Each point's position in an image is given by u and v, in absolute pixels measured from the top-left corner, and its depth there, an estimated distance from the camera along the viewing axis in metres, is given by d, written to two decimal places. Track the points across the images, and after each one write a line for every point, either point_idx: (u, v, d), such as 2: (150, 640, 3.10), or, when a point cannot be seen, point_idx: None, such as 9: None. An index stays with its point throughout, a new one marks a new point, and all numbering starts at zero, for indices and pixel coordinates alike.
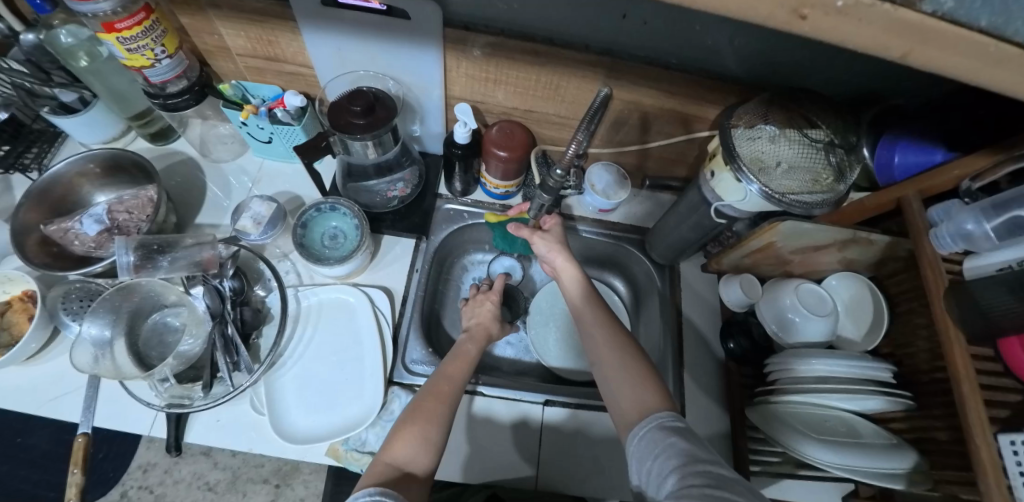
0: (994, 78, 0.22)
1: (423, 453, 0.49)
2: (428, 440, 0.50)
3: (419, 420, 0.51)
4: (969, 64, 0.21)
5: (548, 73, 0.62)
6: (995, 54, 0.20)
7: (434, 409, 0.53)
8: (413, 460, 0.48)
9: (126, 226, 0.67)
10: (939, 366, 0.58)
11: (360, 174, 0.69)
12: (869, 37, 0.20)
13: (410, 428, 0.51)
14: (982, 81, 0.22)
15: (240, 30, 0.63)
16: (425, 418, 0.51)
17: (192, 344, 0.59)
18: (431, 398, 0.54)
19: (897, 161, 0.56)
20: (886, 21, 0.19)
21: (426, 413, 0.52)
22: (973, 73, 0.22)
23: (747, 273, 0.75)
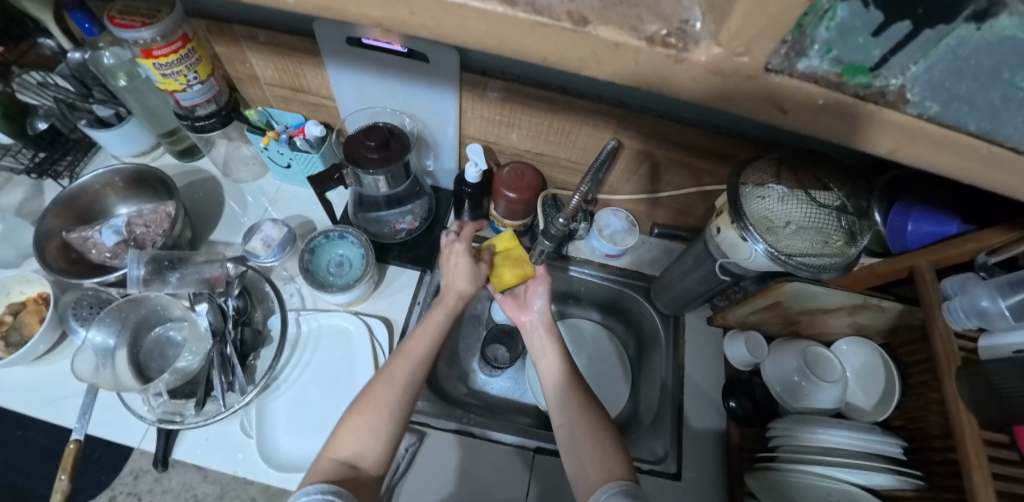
0: (988, 178, 0.20)
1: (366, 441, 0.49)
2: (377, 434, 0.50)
3: (367, 410, 0.51)
4: (965, 166, 0.20)
5: (560, 120, 0.63)
6: (986, 155, 0.19)
7: (383, 398, 0.52)
8: (365, 454, 0.49)
9: (143, 238, 0.70)
10: (952, 445, 0.55)
11: (371, 204, 0.71)
12: (865, 135, 0.20)
13: (361, 418, 0.51)
14: (984, 184, 0.21)
15: (270, 61, 0.67)
16: (376, 407, 0.51)
17: (190, 360, 0.60)
18: (380, 384, 0.53)
19: (910, 229, 0.55)
20: (872, 119, 0.19)
21: (376, 400, 0.52)
22: (969, 174, 0.21)
23: (754, 331, 0.73)
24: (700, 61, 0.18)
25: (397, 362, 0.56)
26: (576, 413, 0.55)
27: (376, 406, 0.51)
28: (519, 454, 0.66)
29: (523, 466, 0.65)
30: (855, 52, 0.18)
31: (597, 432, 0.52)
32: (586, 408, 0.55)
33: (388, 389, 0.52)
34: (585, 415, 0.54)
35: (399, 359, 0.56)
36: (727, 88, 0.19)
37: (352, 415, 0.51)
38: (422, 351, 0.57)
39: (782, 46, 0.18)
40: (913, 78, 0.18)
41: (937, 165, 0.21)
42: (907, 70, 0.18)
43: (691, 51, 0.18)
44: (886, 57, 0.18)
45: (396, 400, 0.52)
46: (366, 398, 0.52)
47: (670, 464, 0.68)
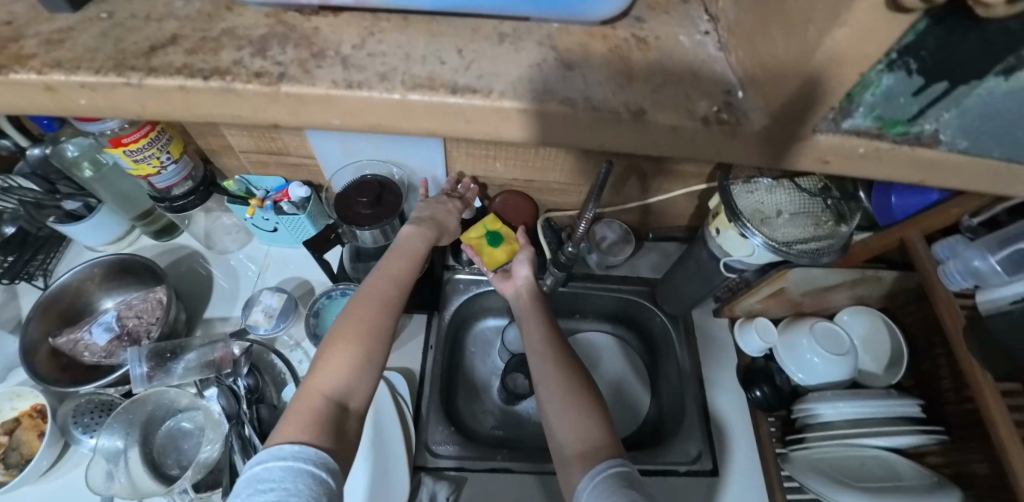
0: None
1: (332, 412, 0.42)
2: (349, 368, 0.45)
3: (326, 367, 0.45)
4: None
5: (546, 147, 0.63)
6: None
7: (341, 361, 0.46)
8: (340, 386, 0.44)
9: (136, 331, 0.68)
10: (968, 399, 0.57)
11: (368, 254, 0.68)
12: (901, 166, 0.31)
13: (328, 366, 0.45)
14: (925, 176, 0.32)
15: (244, 131, 0.65)
16: (331, 370, 0.45)
17: (211, 449, 0.58)
18: (320, 370, 0.45)
19: (896, 202, 0.57)
20: None
21: (336, 358, 0.46)
22: None
23: (761, 316, 0.73)
24: (753, 130, 0.31)
25: (347, 326, 0.48)
26: (557, 378, 0.50)
27: (335, 369, 0.45)
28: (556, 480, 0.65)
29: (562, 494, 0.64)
30: (895, 112, 0.28)
31: (577, 401, 0.47)
32: (566, 373, 0.50)
33: (343, 355, 0.46)
34: (567, 382, 0.49)
35: (363, 306, 0.50)
36: (791, 118, 0.29)
37: (312, 367, 0.46)
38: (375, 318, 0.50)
39: (833, 114, 0.29)
40: (945, 125, 0.28)
41: None
42: (940, 119, 0.28)
43: (745, 125, 0.31)
44: (921, 111, 0.27)
45: (355, 365, 0.46)
46: (325, 351, 0.47)
47: (705, 462, 0.68)
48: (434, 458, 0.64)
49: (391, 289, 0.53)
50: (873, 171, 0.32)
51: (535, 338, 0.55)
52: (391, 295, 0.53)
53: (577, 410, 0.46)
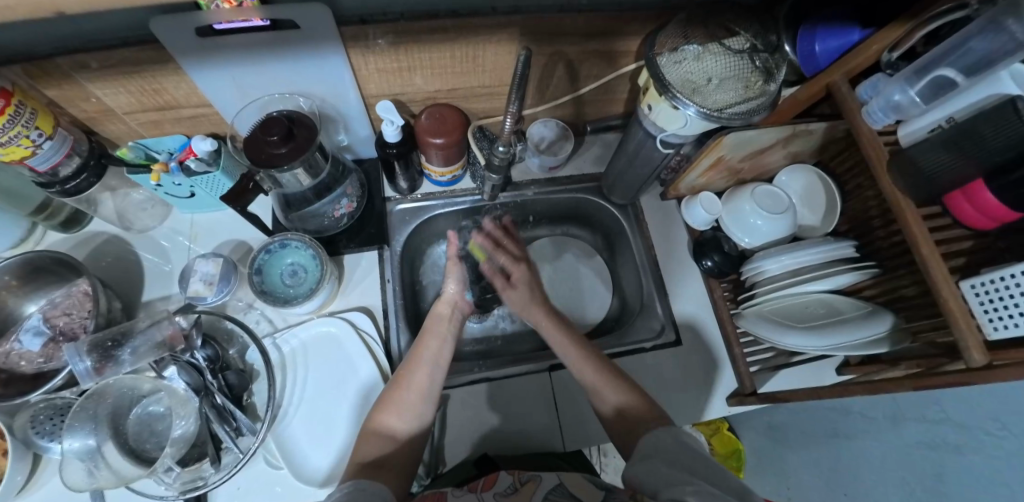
0: None
1: (387, 443, 0.52)
2: (395, 431, 0.53)
3: (391, 410, 0.54)
4: None
5: (461, 46, 0.59)
6: None
7: (402, 400, 0.55)
8: (400, 427, 0.53)
9: (70, 329, 0.61)
10: (894, 230, 0.62)
11: (299, 201, 0.65)
12: None
13: (394, 404, 0.54)
14: None
15: (117, 86, 0.57)
16: (397, 407, 0.54)
17: (185, 425, 0.54)
18: (401, 389, 0.55)
19: (819, 50, 0.56)
20: None
21: (396, 402, 0.54)
22: None
23: (705, 191, 0.75)
24: None
25: (412, 364, 0.57)
26: (593, 375, 0.58)
27: (401, 408, 0.54)
28: (538, 380, 0.69)
29: (546, 389, 0.68)
30: None
31: (608, 377, 0.58)
32: (598, 367, 0.59)
33: (404, 393, 0.55)
34: (601, 370, 0.58)
35: (414, 356, 0.58)
36: None
37: (377, 411, 0.54)
38: (433, 354, 0.58)
39: None
40: None
41: None
42: None
43: None
44: None
45: (418, 398, 0.55)
46: (399, 383, 0.56)
47: (669, 334, 0.74)
48: None
49: (435, 343, 0.60)
50: None
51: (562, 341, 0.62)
52: (435, 349, 0.59)
53: (613, 387, 0.56)
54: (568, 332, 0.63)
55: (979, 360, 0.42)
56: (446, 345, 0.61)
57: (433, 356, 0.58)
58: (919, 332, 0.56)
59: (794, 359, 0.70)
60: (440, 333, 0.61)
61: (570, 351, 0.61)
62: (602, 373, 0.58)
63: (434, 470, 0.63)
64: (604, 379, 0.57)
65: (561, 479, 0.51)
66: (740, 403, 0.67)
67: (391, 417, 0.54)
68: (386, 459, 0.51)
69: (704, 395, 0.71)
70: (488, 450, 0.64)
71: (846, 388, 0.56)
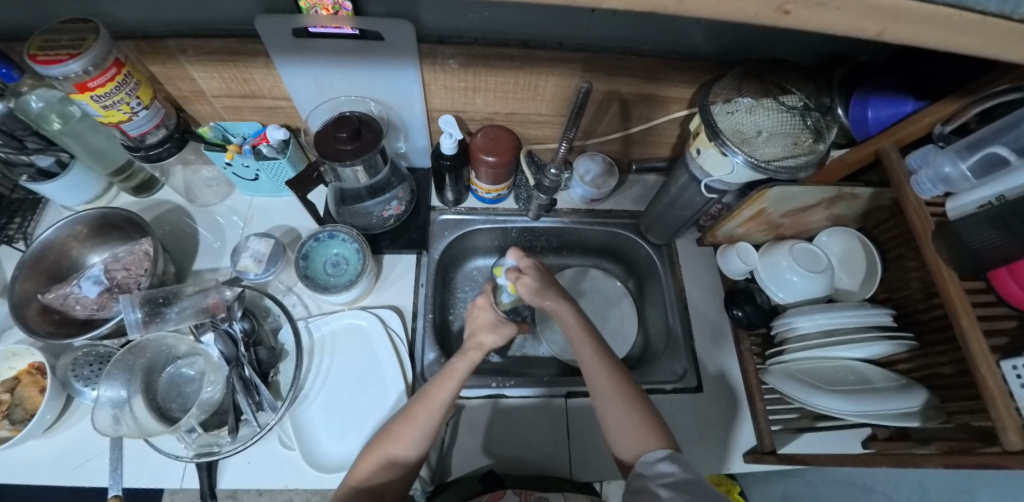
0: (960, 42, 0.22)
1: (388, 471, 0.51)
2: (394, 458, 0.51)
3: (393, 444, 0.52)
4: (937, 35, 0.21)
5: (526, 75, 0.63)
6: (960, 23, 0.21)
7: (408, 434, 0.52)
8: (409, 451, 0.52)
9: (126, 283, 0.65)
10: (935, 304, 0.60)
11: (354, 197, 0.70)
12: (847, 22, 0.21)
13: (397, 434, 0.52)
14: (953, 48, 0.22)
15: (212, 71, 0.63)
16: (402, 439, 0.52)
17: (212, 390, 0.57)
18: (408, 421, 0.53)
19: (871, 116, 0.57)
20: (862, 6, 0.20)
21: (399, 437, 0.52)
22: (942, 42, 0.22)
23: (742, 241, 0.76)
24: None
25: (422, 404, 0.54)
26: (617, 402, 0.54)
27: (403, 441, 0.52)
28: (552, 405, 0.68)
29: (559, 416, 0.68)
30: None
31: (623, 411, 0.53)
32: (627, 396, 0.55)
33: (411, 429, 0.53)
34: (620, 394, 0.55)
35: (426, 399, 0.54)
36: None
37: (374, 445, 0.52)
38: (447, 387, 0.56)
39: None
40: None
41: (913, 40, 0.22)
42: None
43: None
44: None
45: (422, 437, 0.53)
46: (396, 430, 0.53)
47: (690, 379, 0.73)
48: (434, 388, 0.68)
49: (450, 389, 0.56)
50: (830, 20, 0.21)
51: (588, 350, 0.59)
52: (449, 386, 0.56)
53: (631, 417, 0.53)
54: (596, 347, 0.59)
55: (1016, 443, 0.40)
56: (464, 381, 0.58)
57: (447, 400, 0.55)
58: (954, 413, 0.54)
59: (819, 424, 0.67)
60: (456, 377, 0.56)
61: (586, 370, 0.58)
62: (626, 403, 0.54)
63: (438, 478, 0.63)
64: (626, 409, 0.54)
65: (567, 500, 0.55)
66: (758, 462, 0.65)
67: (403, 433, 0.52)
68: (385, 485, 0.50)
69: (719, 447, 0.68)
70: (494, 464, 0.64)
71: (871, 458, 0.54)
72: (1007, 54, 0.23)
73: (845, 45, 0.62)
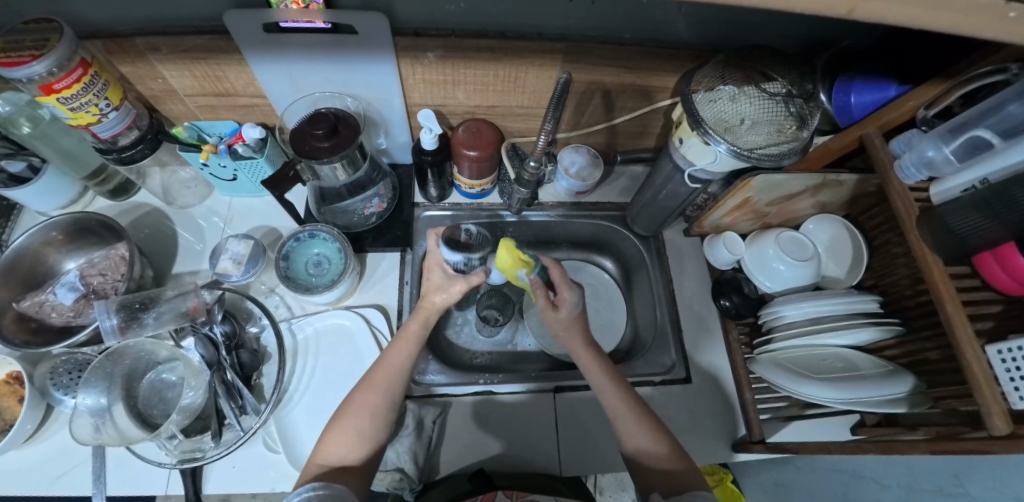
0: (932, 19, 0.21)
1: (350, 442, 0.51)
2: (362, 435, 0.51)
3: (358, 416, 0.51)
4: (909, 11, 0.20)
5: (505, 66, 0.62)
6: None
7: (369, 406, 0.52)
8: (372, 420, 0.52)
9: (102, 288, 0.63)
10: (922, 289, 0.60)
11: (334, 196, 0.69)
12: None
13: (355, 408, 0.52)
14: (928, 27, 0.21)
15: (183, 70, 0.61)
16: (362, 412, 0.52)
17: (194, 396, 0.56)
18: (368, 390, 0.53)
19: (855, 101, 0.56)
20: None
21: (359, 408, 0.52)
22: (914, 18, 0.21)
23: (729, 231, 0.75)
24: None
25: (378, 369, 0.55)
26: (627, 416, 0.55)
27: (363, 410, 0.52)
28: (541, 399, 0.68)
29: (548, 411, 0.67)
30: None
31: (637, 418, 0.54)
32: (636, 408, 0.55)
33: (370, 395, 0.53)
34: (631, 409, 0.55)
35: (382, 365, 0.55)
36: None
37: (339, 417, 0.52)
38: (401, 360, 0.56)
39: None
40: None
41: (884, 17, 0.21)
42: None
43: None
44: None
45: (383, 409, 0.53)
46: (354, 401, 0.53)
47: (679, 371, 0.73)
48: (421, 386, 0.68)
49: (407, 352, 0.56)
50: None
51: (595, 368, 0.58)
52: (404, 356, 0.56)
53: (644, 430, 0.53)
54: (592, 351, 0.59)
55: (1003, 428, 0.40)
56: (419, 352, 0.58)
57: (403, 365, 0.55)
58: (941, 398, 0.54)
59: (808, 412, 0.67)
60: (411, 340, 0.57)
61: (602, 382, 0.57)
62: (637, 414, 0.55)
63: (426, 477, 0.62)
64: (636, 421, 0.54)
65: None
66: (746, 452, 0.65)
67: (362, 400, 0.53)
68: (350, 461, 0.50)
69: (710, 438, 0.68)
70: (483, 461, 0.64)
71: (859, 446, 0.54)
72: (990, 35, 0.22)
73: (829, 29, 0.61)
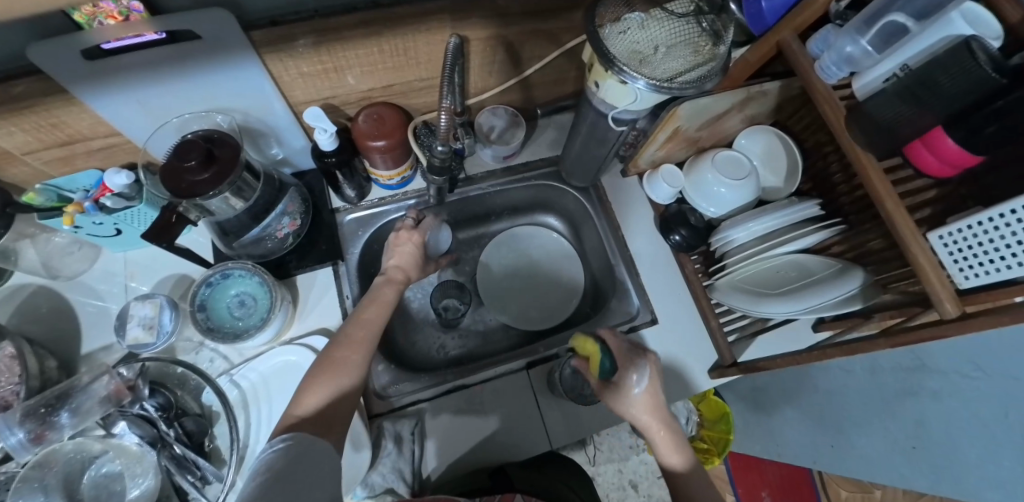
0: None
1: (325, 402, 0.46)
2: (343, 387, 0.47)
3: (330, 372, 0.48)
4: None
5: (390, 40, 0.54)
6: None
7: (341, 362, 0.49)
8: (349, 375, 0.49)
9: (2, 397, 0.52)
10: (856, 185, 0.61)
11: (236, 228, 0.60)
12: None
13: (324, 375, 0.48)
14: None
15: (6, 126, 0.50)
16: (339, 368, 0.48)
17: (143, 483, 0.50)
18: (341, 353, 0.50)
19: (765, 6, 0.53)
20: None
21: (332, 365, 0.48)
22: None
23: (667, 165, 0.73)
24: None
25: (352, 335, 0.52)
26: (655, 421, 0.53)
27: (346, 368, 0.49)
28: (517, 377, 0.67)
29: (525, 388, 0.66)
30: None
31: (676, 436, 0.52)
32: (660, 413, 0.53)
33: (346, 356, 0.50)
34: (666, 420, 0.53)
35: (355, 331, 0.52)
36: None
37: (311, 376, 0.48)
38: (376, 327, 0.54)
39: None
40: None
41: None
42: None
43: None
44: None
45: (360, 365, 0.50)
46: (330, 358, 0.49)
47: (646, 314, 0.73)
48: (388, 400, 0.64)
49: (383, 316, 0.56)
50: None
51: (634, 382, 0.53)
52: (377, 320, 0.54)
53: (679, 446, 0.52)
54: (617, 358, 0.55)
55: (952, 311, 0.41)
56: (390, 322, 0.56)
57: (377, 330, 0.53)
58: (889, 284, 0.56)
59: (771, 324, 0.70)
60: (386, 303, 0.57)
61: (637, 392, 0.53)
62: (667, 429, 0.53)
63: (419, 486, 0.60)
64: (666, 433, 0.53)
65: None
66: (723, 376, 0.67)
67: (320, 382, 0.47)
68: (330, 418, 0.46)
69: (687, 372, 0.69)
70: (470, 455, 0.62)
71: (824, 352, 0.55)
72: None
73: None
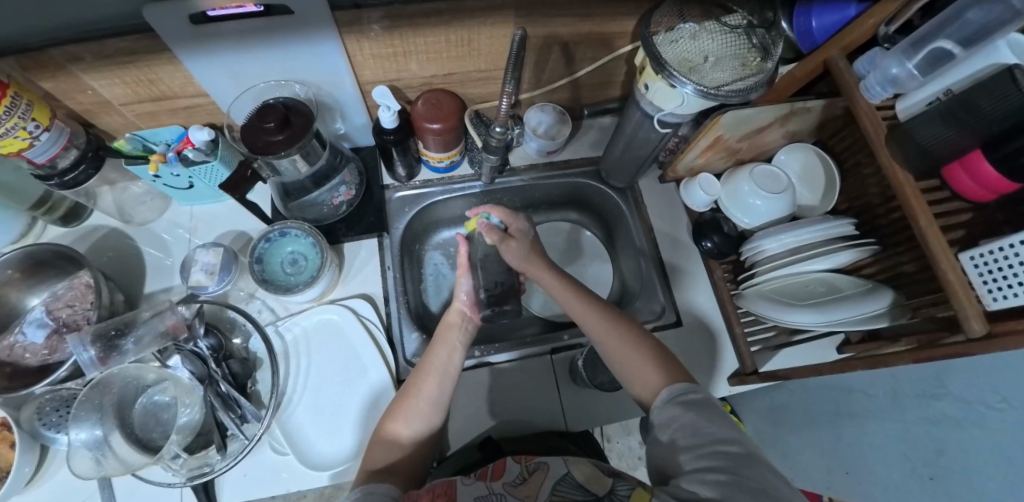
0: None
1: (393, 452, 0.50)
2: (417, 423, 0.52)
3: (398, 419, 0.52)
4: None
5: (456, 30, 0.59)
6: None
7: (410, 410, 0.53)
8: (410, 435, 0.52)
9: (74, 320, 0.60)
10: (893, 207, 0.61)
11: (298, 191, 0.66)
12: None
13: (402, 413, 0.53)
14: None
15: (112, 77, 0.56)
16: (405, 415, 0.52)
17: (190, 413, 0.55)
18: (406, 398, 0.53)
19: (816, 25, 0.55)
20: None
21: (402, 412, 0.52)
22: None
23: (704, 172, 0.75)
24: None
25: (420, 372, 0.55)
26: (606, 331, 0.55)
27: (410, 416, 0.52)
28: (541, 362, 0.69)
29: (547, 372, 0.69)
30: None
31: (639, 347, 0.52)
32: (610, 320, 0.56)
33: (411, 404, 0.53)
34: (623, 331, 0.54)
35: (422, 367, 0.55)
36: None
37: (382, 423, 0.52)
38: (442, 361, 0.56)
39: None
40: None
41: None
42: None
43: None
44: None
45: (427, 409, 0.53)
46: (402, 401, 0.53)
47: (670, 314, 0.75)
48: None
49: (446, 352, 0.57)
50: None
51: (567, 297, 0.59)
52: (443, 359, 0.56)
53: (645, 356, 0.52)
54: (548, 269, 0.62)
55: (979, 330, 0.41)
56: (456, 351, 0.57)
57: (443, 363, 0.55)
58: (920, 307, 0.55)
59: (795, 338, 0.70)
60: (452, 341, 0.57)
61: (571, 299, 0.58)
62: (622, 339, 0.54)
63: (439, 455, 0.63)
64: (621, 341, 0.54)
65: (570, 467, 0.45)
66: (742, 383, 0.67)
67: (396, 421, 0.52)
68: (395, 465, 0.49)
69: (705, 374, 0.71)
70: (488, 431, 0.65)
71: (847, 363, 0.55)
72: None
73: None
